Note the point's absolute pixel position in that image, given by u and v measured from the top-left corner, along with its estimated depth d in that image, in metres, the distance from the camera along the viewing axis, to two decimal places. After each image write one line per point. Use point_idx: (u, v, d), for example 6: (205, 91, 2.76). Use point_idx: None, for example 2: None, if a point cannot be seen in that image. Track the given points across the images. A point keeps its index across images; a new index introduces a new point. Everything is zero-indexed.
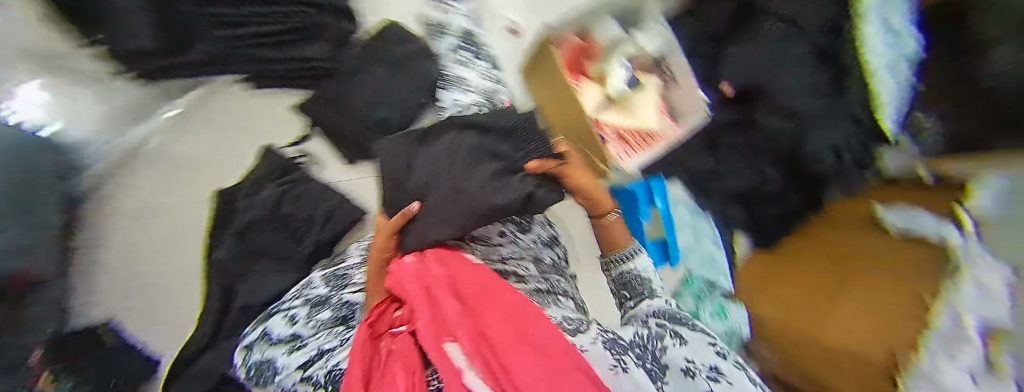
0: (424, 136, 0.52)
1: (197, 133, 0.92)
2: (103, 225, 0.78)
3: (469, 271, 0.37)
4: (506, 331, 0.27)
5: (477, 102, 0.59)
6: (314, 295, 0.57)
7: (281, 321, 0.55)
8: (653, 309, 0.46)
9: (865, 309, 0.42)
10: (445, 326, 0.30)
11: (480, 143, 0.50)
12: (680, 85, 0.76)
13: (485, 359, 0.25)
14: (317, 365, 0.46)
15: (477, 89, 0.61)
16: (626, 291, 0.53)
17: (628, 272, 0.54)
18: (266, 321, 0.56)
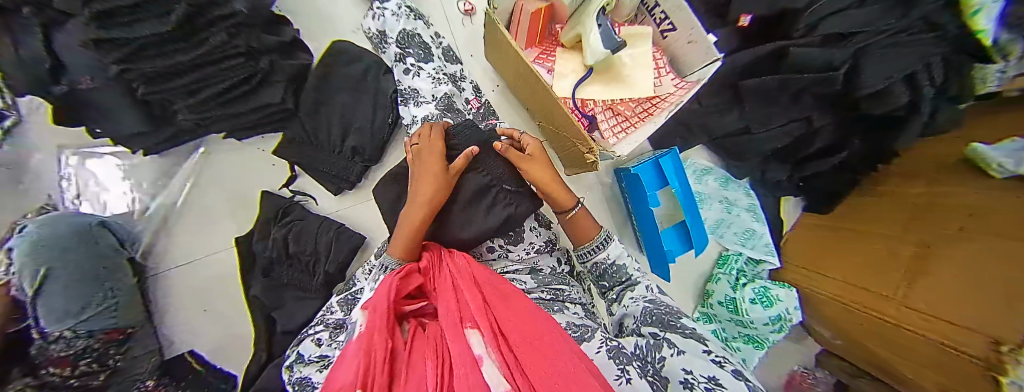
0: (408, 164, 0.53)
1: (199, 185, 0.72)
2: (169, 285, 0.71)
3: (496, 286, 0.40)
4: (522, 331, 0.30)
5: (435, 112, 0.59)
6: (335, 319, 0.62)
7: (311, 344, 0.59)
8: (641, 309, 0.47)
9: (937, 279, 0.49)
10: (464, 319, 0.33)
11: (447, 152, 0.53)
12: (678, 31, 0.63)
13: (500, 353, 0.28)
14: None
15: (433, 97, 0.60)
16: (605, 281, 0.55)
17: (609, 265, 0.54)
18: (302, 344, 0.61)
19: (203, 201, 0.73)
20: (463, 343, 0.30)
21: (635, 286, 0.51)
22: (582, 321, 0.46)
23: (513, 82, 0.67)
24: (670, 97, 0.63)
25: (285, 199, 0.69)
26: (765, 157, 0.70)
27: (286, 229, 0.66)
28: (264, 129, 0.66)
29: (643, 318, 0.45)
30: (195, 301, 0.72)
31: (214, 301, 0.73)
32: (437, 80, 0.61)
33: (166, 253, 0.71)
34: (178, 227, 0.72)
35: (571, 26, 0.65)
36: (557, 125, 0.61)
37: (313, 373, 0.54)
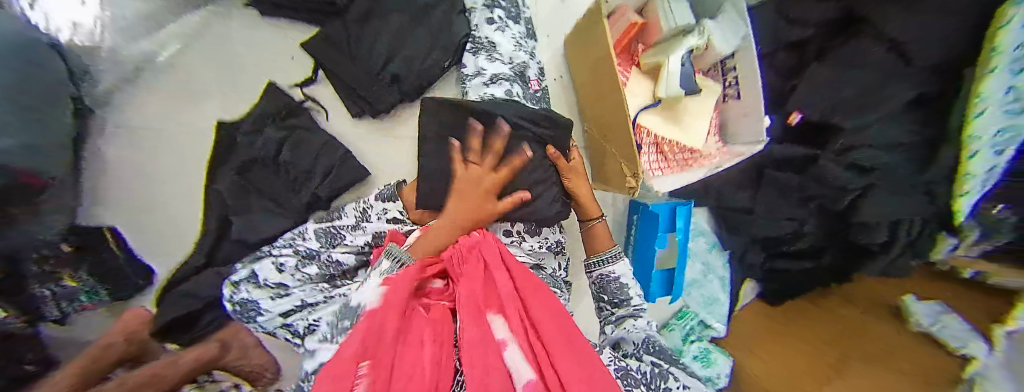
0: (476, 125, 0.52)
1: (195, 45, 0.61)
2: (113, 147, 0.58)
3: (524, 282, 0.46)
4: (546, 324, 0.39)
5: (506, 75, 0.56)
6: (304, 252, 0.58)
7: (272, 267, 0.56)
8: (643, 337, 0.48)
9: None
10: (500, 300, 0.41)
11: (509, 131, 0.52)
12: (739, 101, 0.63)
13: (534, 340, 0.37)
14: (300, 315, 0.56)
15: (509, 70, 0.56)
16: (606, 295, 0.56)
17: (606, 276, 0.55)
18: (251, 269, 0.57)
19: (199, 67, 0.62)
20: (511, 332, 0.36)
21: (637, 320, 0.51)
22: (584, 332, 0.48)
23: (581, 81, 0.65)
24: (710, 156, 0.66)
25: (295, 100, 0.61)
26: (750, 240, 0.75)
27: (285, 133, 0.58)
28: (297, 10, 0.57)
29: (640, 344, 0.47)
30: (135, 175, 0.60)
31: (166, 180, 0.62)
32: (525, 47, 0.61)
33: (127, 105, 0.59)
34: (153, 83, 0.60)
35: (655, 50, 0.63)
36: (612, 142, 0.60)
37: (264, 300, 0.55)
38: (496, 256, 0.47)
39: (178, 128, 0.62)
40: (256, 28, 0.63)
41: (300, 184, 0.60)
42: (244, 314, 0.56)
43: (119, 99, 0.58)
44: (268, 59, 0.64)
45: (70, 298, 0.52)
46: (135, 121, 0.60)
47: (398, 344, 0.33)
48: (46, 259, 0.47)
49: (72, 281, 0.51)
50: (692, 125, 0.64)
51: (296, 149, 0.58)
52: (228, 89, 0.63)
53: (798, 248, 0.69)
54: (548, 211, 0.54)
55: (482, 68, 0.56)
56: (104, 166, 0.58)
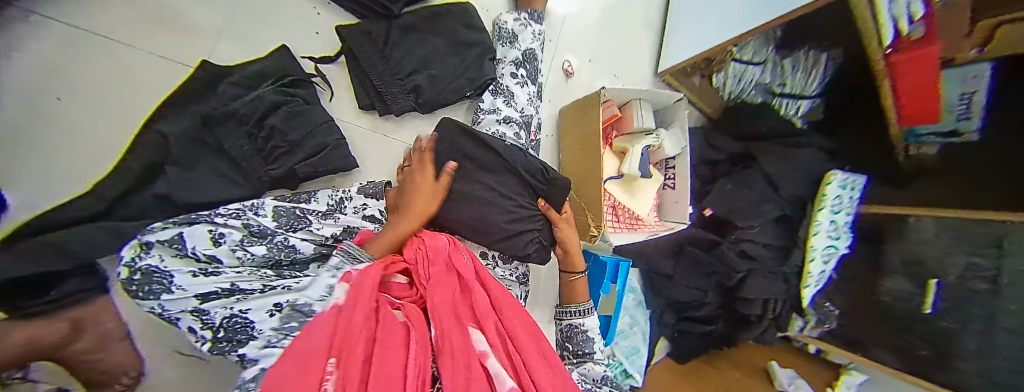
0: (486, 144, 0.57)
1: None
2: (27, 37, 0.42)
3: (500, 295, 0.45)
4: (518, 332, 0.40)
5: (515, 118, 0.67)
6: (255, 228, 0.51)
7: (206, 234, 0.46)
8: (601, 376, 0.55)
9: None
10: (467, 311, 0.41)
11: (520, 163, 0.59)
12: (674, 191, 0.80)
13: (502, 353, 0.37)
14: (223, 301, 0.43)
15: (518, 116, 0.68)
16: (570, 344, 0.60)
17: (575, 325, 0.61)
18: (176, 231, 0.46)
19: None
20: (478, 342, 0.37)
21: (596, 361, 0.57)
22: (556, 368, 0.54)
23: (569, 142, 0.77)
24: (651, 227, 0.79)
25: (303, 73, 0.60)
26: (666, 302, 0.87)
27: (282, 98, 0.55)
28: (357, 3, 0.62)
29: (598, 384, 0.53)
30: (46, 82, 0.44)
31: (88, 95, 0.47)
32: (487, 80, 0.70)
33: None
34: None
35: (626, 137, 0.79)
36: (588, 198, 0.70)
37: (182, 274, 0.44)
38: (471, 271, 0.46)
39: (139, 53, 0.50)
40: None
41: (275, 155, 0.54)
42: (141, 288, 0.42)
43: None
44: (285, 23, 0.62)
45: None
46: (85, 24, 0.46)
47: (355, 341, 0.31)
48: None
49: None
50: (640, 199, 0.78)
51: (290, 118, 0.55)
52: (229, 34, 0.57)
53: (702, 313, 0.85)
54: (522, 249, 0.59)
55: (498, 108, 0.66)
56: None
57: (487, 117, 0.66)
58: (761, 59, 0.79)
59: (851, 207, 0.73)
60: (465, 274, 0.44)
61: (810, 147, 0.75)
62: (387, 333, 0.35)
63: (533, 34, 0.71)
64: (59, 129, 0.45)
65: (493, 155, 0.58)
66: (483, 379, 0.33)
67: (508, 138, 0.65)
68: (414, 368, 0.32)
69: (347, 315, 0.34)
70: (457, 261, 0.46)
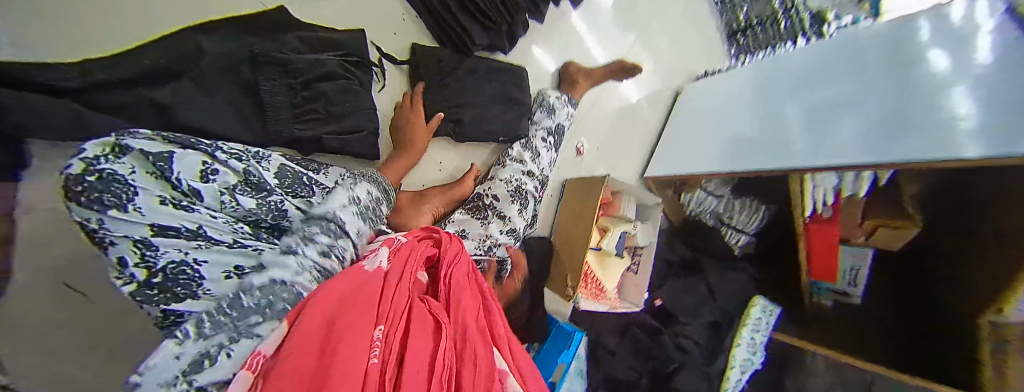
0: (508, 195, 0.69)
1: None
2: None
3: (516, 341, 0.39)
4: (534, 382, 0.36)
5: (536, 170, 0.75)
6: (263, 175, 0.42)
7: (199, 159, 0.35)
8: None
9: None
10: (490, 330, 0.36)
11: (519, 212, 0.70)
12: (636, 276, 0.89)
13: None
14: (179, 242, 0.31)
15: (538, 172, 0.76)
16: None
17: None
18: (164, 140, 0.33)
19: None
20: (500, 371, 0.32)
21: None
22: None
23: (566, 209, 0.88)
24: (613, 304, 0.86)
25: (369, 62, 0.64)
26: (602, 378, 0.85)
27: (342, 74, 0.58)
28: (441, 30, 0.70)
29: None
30: None
31: None
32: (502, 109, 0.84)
33: None
34: None
35: (611, 220, 0.90)
36: (567, 257, 0.80)
37: (142, 188, 0.30)
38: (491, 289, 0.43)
39: None
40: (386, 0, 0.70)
41: (300, 118, 0.54)
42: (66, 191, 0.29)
43: None
44: (374, 20, 0.68)
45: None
46: None
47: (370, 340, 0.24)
48: None
49: None
50: (607, 274, 0.87)
51: (341, 92, 0.58)
52: (317, 10, 0.62)
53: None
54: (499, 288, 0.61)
55: (523, 158, 0.74)
56: None
57: (512, 161, 0.74)
58: (711, 196, 1.00)
59: (765, 330, 0.86)
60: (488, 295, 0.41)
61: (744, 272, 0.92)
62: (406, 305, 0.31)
63: (568, 114, 0.83)
64: None
65: (490, 188, 0.70)
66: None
67: (526, 186, 0.72)
68: (445, 363, 0.28)
69: (364, 289, 0.28)
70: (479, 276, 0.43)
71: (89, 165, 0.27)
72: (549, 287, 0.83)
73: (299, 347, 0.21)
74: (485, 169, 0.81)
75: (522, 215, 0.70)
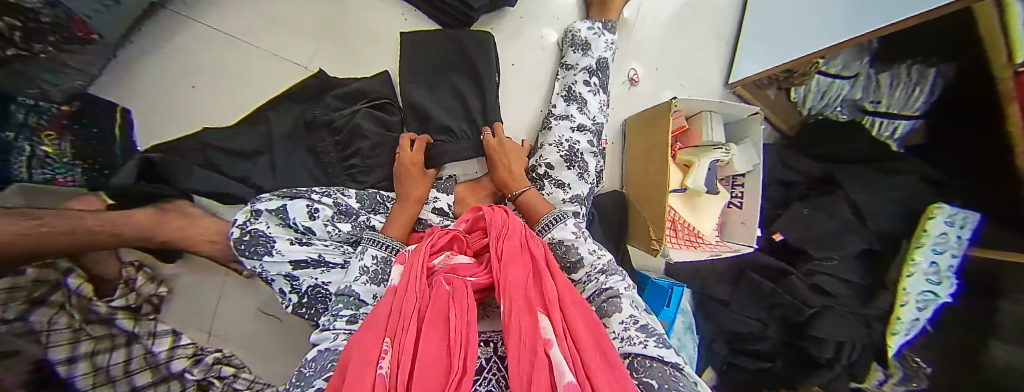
0: (564, 160, 0.65)
1: (317, 9, 0.69)
2: (179, 53, 0.62)
3: (572, 298, 0.44)
4: (586, 335, 0.39)
5: (587, 124, 0.69)
6: (343, 206, 0.59)
7: (303, 208, 0.56)
8: (656, 368, 0.40)
9: None
10: (534, 292, 0.43)
11: (582, 175, 0.65)
12: (741, 211, 0.78)
13: (566, 342, 0.37)
14: (310, 271, 0.54)
15: (592, 124, 0.69)
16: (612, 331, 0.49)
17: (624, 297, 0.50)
18: (282, 201, 0.56)
19: (309, 8, 0.69)
20: (541, 323, 0.38)
21: (646, 340, 0.44)
22: (630, 335, 0.45)
23: (634, 153, 0.80)
24: (711, 247, 0.76)
25: (390, 88, 0.69)
26: (718, 330, 0.80)
27: (374, 98, 0.66)
28: (438, 10, 0.70)
29: (650, 372, 0.40)
30: (197, 86, 0.63)
31: (216, 88, 0.64)
32: (528, 66, 0.78)
33: (223, 13, 0.64)
34: (257, 20, 0.66)
35: (690, 150, 0.78)
36: (645, 206, 0.72)
37: (281, 241, 0.54)
38: (542, 255, 0.49)
39: (249, 66, 0.66)
40: (391, 12, 0.72)
41: (374, 149, 0.63)
42: (250, 247, 0.53)
43: (223, 24, 0.64)
44: (386, 35, 0.72)
45: (45, 167, 0.48)
46: (224, 48, 0.65)
47: (404, 323, 0.37)
48: (36, 111, 0.46)
49: (49, 148, 0.47)
50: (697, 212, 0.78)
51: (378, 117, 0.65)
52: (342, 52, 0.70)
53: (758, 348, 0.76)
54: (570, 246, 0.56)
55: (571, 115, 0.69)
56: (160, 63, 0.61)
57: (559, 122, 0.69)
58: (852, 73, 0.76)
59: (964, 239, 0.63)
60: (537, 259, 0.48)
61: (901, 175, 0.68)
62: (435, 313, 0.39)
63: (607, 42, 0.72)
64: (192, 112, 0.63)
65: (541, 157, 0.67)
66: (545, 366, 0.33)
67: (580, 146, 0.67)
68: (467, 330, 0.36)
69: (403, 290, 0.41)
70: (532, 247, 0.50)
71: (251, 236, 0.54)
72: (631, 241, 0.78)
73: (362, 336, 0.36)
74: (533, 137, 0.78)
75: (585, 178, 0.66)
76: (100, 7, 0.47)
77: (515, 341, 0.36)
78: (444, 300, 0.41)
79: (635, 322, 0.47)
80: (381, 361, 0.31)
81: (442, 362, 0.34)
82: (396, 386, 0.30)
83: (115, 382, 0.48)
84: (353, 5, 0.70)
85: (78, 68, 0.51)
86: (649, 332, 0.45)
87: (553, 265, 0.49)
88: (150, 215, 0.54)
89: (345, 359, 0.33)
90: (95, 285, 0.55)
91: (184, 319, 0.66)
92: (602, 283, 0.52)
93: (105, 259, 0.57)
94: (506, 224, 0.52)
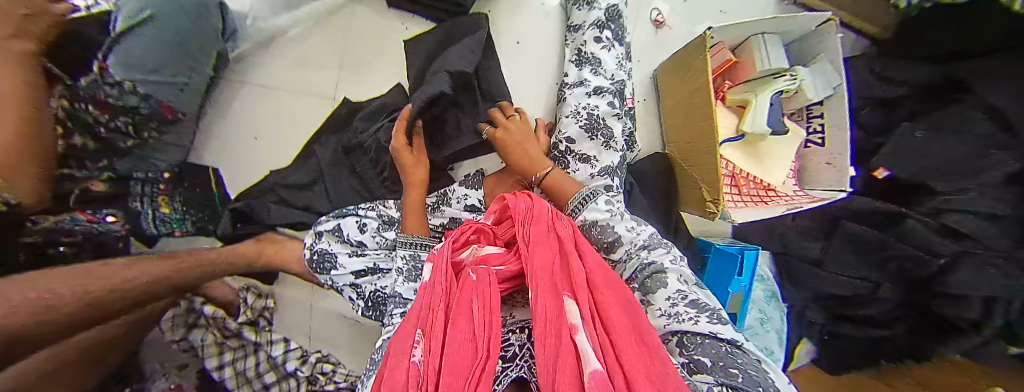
0: (586, 132, 0.61)
1: (331, 39, 0.75)
2: (240, 112, 0.74)
3: (604, 279, 0.41)
4: (620, 318, 0.36)
5: (605, 88, 0.63)
6: (387, 217, 0.65)
7: (354, 224, 0.62)
8: (714, 348, 0.37)
9: None
10: (562, 277, 0.41)
11: (608, 144, 0.60)
12: (823, 150, 0.63)
13: (598, 328, 0.34)
14: (369, 278, 0.60)
15: (610, 86, 0.63)
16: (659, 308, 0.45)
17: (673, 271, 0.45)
18: (336, 221, 0.63)
19: (326, 41, 0.75)
20: (569, 308, 0.36)
21: (697, 317, 0.40)
22: (682, 311, 0.41)
23: (671, 106, 0.70)
24: (786, 198, 0.64)
25: (406, 100, 0.72)
26: (812, 295, 0.68)
27: (395, 110, 0.70)
28: (435, 9, 0.71)
29: (709, 353, 0.37)
30: (258, 135, 0.75)
31: (273, 134, 0.75)
32: (536, 39, 0.74)
33: (262, 67, 0.74)
34: (287, 65, 0.74)
35: (744, 88, 0.66)
36: (695, 165, 0.64)
37: (342, 254, 0.61)
38: (569, 236, 0.47)
39: (292, 109, 0.75)
40: (394, 25, 0.75)
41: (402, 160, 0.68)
42: (320, 264, 0.62)
43: (265, 77, 0.74)
44: (394, 48, 0.76)
45: (166, 223, 0.61)
46: (270, 97, 0.75)
47: (434, 318, 0.38)
48: (147, 182, 0.59)
49: (166, 209, 0.61)
50: (763, 161, 0.66)
51: (399, 129, 0.69)
52: (361, 74, 0.76)
53: (869, 312, 0.63)
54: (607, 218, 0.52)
55: (585, 79, 0.63)
56: (230, 123, 0.74)
57: (574, 92, 0.64)
58: None
59: None
60: (564, 240, 0.45)
61: None
62: (460, 303, 0.38)
63: None
64: (261, 158, 0.75)
65: (562, 132, 0.63)
66: (571, 353, 0.30)
67: (599, 111, 0.62)
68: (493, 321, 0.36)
69: (432, 287, 0.42)
70: (559, 228, 0.47)
71: (317, 256, 0.62)
72: (684, 206, 0.70)
73: (399, 333, 0.38)
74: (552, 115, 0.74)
75: (613, 148, 0.61)
76: (173, 90, 0.57)
77: (541, 328, 0.34)
78: (469, 289, 0.40)
79: (683, 297, 0.42)
80: (416, 353, 0.33)
81: (470, 348, 0.33)
82: (427, 377, 0.31)
83: (251, 381, 0.64)
84: (360, 28, 0.75)
85: (172, 145, 0.63)
86: (701, 307, 0.41)
87: (583, 246, 0.46)
88: (251, 246, 0.66)
89: (386, 356, 0.36)
90: (227, 309, 0.71)
91: (292, 327, 0.81)
92: (643, 258, 0.47)
93: (222, 287, 0.72)
94: (531, 208, 0.51)
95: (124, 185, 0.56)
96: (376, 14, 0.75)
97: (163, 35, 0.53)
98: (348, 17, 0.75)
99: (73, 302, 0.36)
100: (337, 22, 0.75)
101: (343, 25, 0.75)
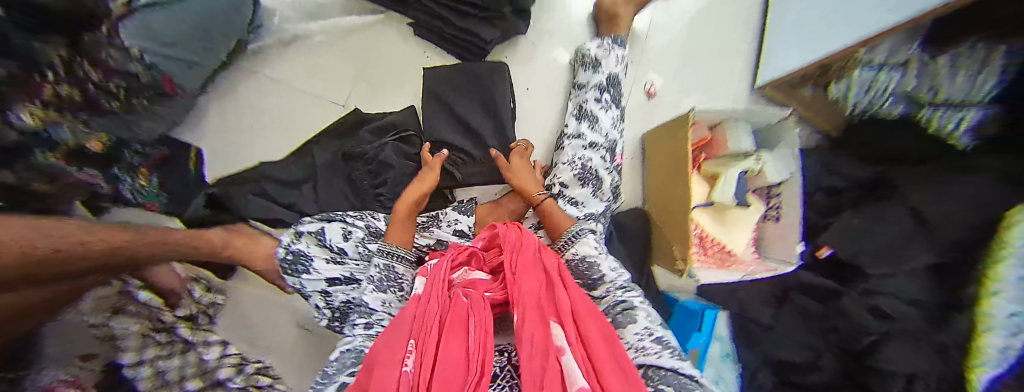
0: (578, 178, 0.66)
1: (353, 52, 0.78)
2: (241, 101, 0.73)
3: (586, 308, 0.43)
4: (600, 344, 0.38)
5: (600, 141, 0.69)
6: (375, 229, 0.64)
7: (340, 231, 0.61)
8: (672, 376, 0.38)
9: None
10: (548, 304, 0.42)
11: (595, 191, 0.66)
12: (779, 224, 0.72)
13: (580, 352, 0.37)
14: (343, 287, 0.58)
15: (604, 141, 0.70)
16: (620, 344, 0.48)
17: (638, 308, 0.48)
18: (321, 225, 0.62)
19: (346, 52, 0.77)
20: (555, 332, 0.38)
21: (661, 352, 0.42)
22: (647, 345, 0.43)
23: (653, 168, 0.78)
24: (744, 265, 0.72)
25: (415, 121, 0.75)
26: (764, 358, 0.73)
27: (403, 129, 0.72)
28: (455, 45, 0.75)
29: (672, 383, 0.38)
30: (254, 126, 0.74)
31: (270, 129, 0.74)
32: (543, 88, 0.81)
33: (277, 62, 0.75)
34: (301, 67, 0.76)
35: (717, 163, 0.75)
36: (669, 223, 0.70)
37: (318, 260, 0.58)
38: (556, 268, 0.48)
39: (295, 107, 0.75)
40: (417, 51, 0.79)
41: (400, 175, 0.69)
42: (292, 266, 0.58)
43: (276, 72, 0.75)
44: (412, 71, 0.79)
45: (139, 196, 0.59)
46: (274, 93, 0.75)
47: (424, 331, 0.38)
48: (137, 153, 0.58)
49: (144, 182, 0.59)
50: (727, 228, 0.74)
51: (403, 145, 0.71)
52: (374, 89, 0.78)
53: (814, 381, 0.67)
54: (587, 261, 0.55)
55: (584, 133, 0.70)
56: (227, 109, 0.72)
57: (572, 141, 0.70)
58: (901, 61, 0.66)
59: None
60: (551, 271, 0.47)
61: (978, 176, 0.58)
62: (453, 319, 0.39)
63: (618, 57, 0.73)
64: (249, 149, 0.73)
65: (556, 174, 0.68)
66: (557, 372, 0.33)
67: (595, 164, 0.67)
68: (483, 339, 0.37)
69: (424, 302, 0.42)
70: (547, 259, 0.50)
71: (291, 256, 0.59)
72: (657, 262, 0.75)
73: (385, 343, 0.37)
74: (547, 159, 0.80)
75: (600, 197, 0.67)
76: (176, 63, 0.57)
77: (528, 348, 0.36)
78: (463, 307, 0.41)
79: (650, 334, 0.45)
80: (407, 362, 0.33)
81: (460, 363, 0.34)
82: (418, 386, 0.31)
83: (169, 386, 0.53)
84: (383, 46, 0.78)
85: (159, 116, 0.61)
86: (665, 343, 0.43)
87: (567, 278, 0.48)
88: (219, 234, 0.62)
89: (372, 364, 0.35)
90: (167, 298, 0.65)
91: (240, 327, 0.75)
92: (619, 296, 0.50)
93: (166, 275, 0.66)
94: (520, 239, 0.52)
95: (118, 151, 0.55)
96: (402, 37, 0.79)
97: (190, 12, 0.52)
98: (374, 35, 0.78)
99: (13, 247, 0.32)
100: (362, 37, 0.78)
101: (367, 41, 0.78)
